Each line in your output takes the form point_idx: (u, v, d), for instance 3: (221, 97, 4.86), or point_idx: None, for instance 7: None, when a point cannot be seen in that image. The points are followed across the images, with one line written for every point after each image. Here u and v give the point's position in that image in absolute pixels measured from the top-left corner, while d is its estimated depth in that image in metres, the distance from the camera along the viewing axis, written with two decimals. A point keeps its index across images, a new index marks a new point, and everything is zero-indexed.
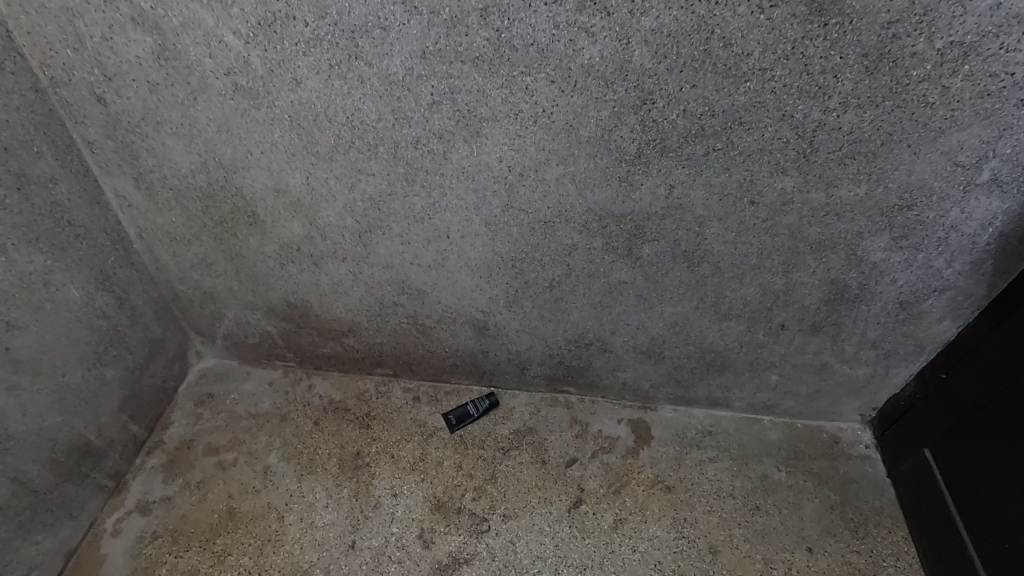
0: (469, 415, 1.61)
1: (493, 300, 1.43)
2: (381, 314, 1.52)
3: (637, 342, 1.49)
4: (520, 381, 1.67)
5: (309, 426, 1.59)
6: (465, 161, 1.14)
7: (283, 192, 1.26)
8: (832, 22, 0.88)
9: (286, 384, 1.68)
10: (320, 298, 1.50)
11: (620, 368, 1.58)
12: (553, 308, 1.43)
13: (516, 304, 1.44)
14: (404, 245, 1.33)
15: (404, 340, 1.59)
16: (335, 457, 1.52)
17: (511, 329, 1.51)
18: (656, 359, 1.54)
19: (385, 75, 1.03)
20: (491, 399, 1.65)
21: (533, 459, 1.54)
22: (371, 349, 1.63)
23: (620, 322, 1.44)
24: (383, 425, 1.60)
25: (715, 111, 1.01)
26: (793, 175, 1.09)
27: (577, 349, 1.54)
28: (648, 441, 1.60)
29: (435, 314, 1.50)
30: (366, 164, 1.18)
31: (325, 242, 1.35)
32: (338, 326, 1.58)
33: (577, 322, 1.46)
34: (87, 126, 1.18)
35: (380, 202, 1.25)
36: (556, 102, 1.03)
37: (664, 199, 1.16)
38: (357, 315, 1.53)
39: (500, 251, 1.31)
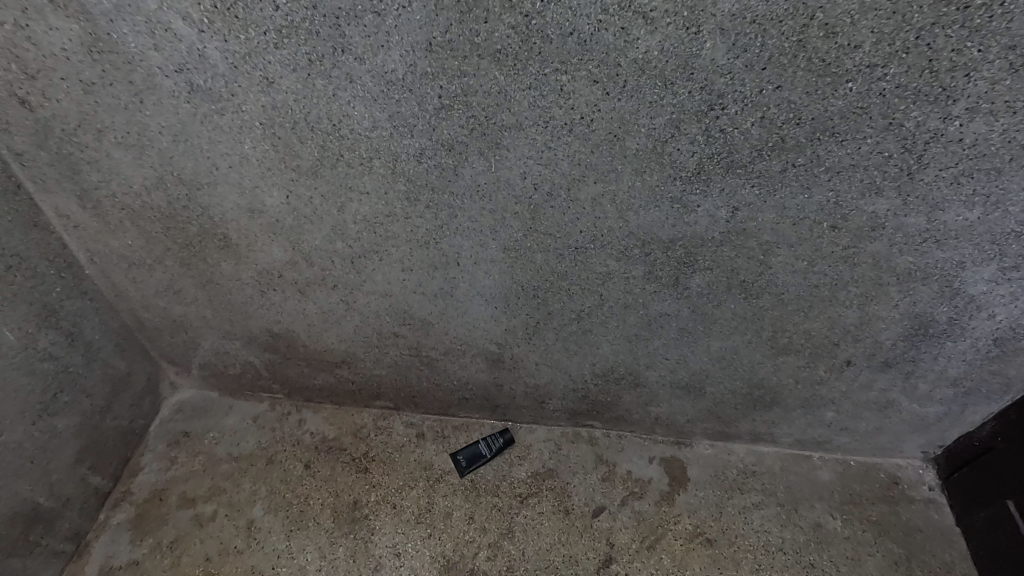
0: (482, 455, 1.43)
1: (510, 333, 1.23)
2: (380, 346, 1.32)
3: (674, 378, 1.30)
4: (538, 415, 1.47)
5: (299, 471, 1.39)
6: (480, 178, 0.93)
7: (259, 213, 1.04)
8: (977, 4, 0.66)
9: (272, 420, 1.49)
10: (308, 327, 1.29)
11: (652, 403, 1.39)
12: (579, 342, 1.23)
13: (536, 338, 1.23)
14: (406, 272, 1.12)
15: (406, 372, 1.39)
16: (329, 509, 1.33)
17: (529, 363, 1.31)
18: (694, 394, 1.34)
19: (380, 72, 0.81)
20: (506, 436, 1.46)
21: (554, 508, 1.35)
22: (367, 381, 1.44)
23: (657, 356, 1.24)
24: (383, 469, 1.41)
25: (802, 118, 0.79)
26: (890, 196, 0.87)
27: (605, 384, 1.35)
28: (683, 485, 1.41)
29: (442, 346, 1.29)
30: (359, 180, 0.96)
31: (312, 268, 1.14)
32: (330, 357, 1.37)
33: (607, 357, 1.26)
34: (12, 134, 0.95)
35: (376, 224, 1.03)
36: (598, 107, 0.81)
37: (724, 223, 0.95)
38: (351, 346, 1.33)
39: (519, 280, 1.10)
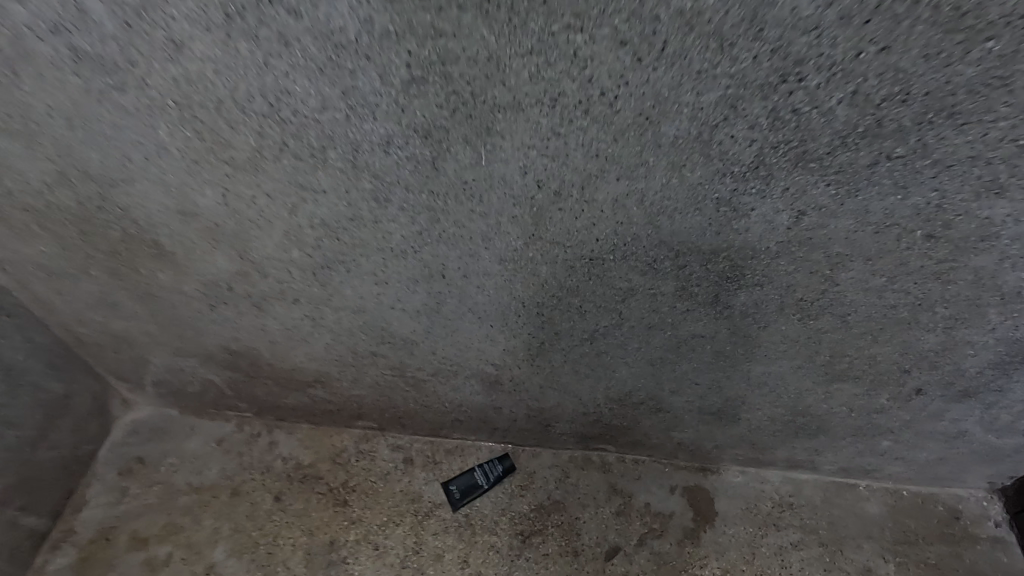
0: (478, 487, 1.25)
1: (509, 353, 1.03)
2: (356, 366, 1.12)
3: (703, 405, 1.10)
4: (543, 438, 1.28)
5: (268, 505, 1.22)
6: (468, 174, 0.71)
7: (192, 215, 0.83)
8: None
9: (240, 443, 1.30)
10: (271, 345, 1.09)
11: (676, 429, 1.19)
12: (592, 365, 1.03)
13: (540, 360, 1.03)
14: (380, 286, 0.92)
15: (390, 393, 1.20)
16: (302, 551, 1.16)
17: (532, 386, 1.11)
18: (726, 421, 1.15)
19: (324, 32, 0.58)
20: (506, 464, 1.28)
21: (561, 550, 1.17)
22: (346, 402, 1.25)
23: (685, 381, 1.04)
24: (365, 502, 1.23)
25: (911, 93, 0.57)
26: (1015, 199, 0.65)
27: (621, 408, 1.15)
28: (710, 520, 1.23)
29: (429, 366, 1.10)
30: (312, 176, 0.75)
31: (267, 279, 0.93)
32: (301, 376, 1.18)
33: (624, 381, 1.06)
34: None
35: (339, 230, 0.82)
36: (625, 79, 0.59)
37: (784, 231, 0.73)
38: (323, 365, 1.13)
39: (519, 296, 0.89)
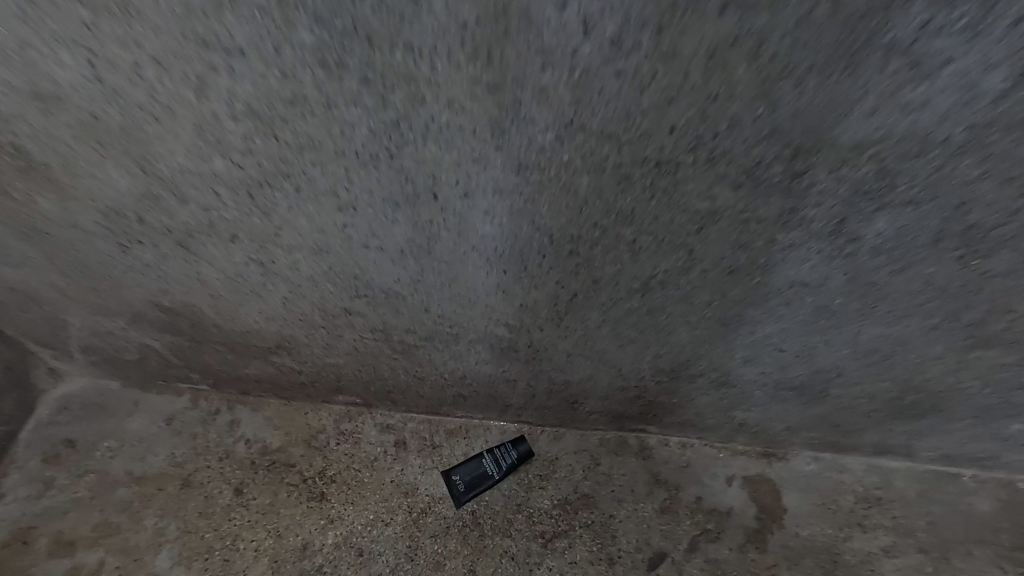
0: (488, 477, 1.00)
1: (529, 309, 0.76)
2: (329, 328, 0.86)
3: (782, 377, 0.84)
4: (568, 417, 1.03)
5: (227, 500, 0.98)
6: (467, 11, 0.42)
7: (55, 104, 0.55)
8: None
9: (195, 423, 1.06)
10: (214, 301, 0.83)
11: (739, 407, 0.93)
12: (641, 323, 0.76)
13: (571, 318, 0.77)
14: (349, 214, 0.64)
15: (375, 362, 0.94)
16: (268, 558, 0.93)
17: (557, 353, 0.85)
18: (808, 399, 0.89)
19: None
20: (522, 448, 1.03)
21: (592, 557, 0.93)
22: (321, 373, 0.99)
23: (765, 346, 0.77)
24: (347, 496, 0.99)
25: None
26: None
27: (672, 381, 0.89)
28: (778, 519, 0.98)
29: (423, 328, 0.84)
30: (215, 29, 0.46)
31: (187, 207, 0.66)
32: (261, 342, 0.92)
33: (682, 346, 0.80)
34: None
35: (274, 120, 0.54)
36: None
37: (998, 107, 0.44)
38: (286, 328, 0.88)
39: (545, 225, 0.62)
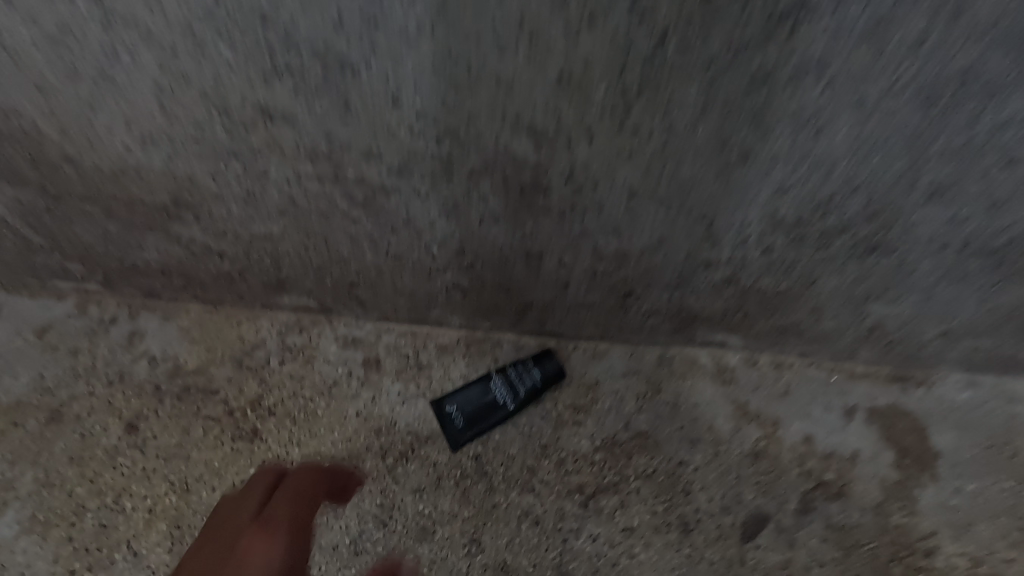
0: (496, 409, 0.68)
1: (564, 83, 0.43)
2: (241, 157, 0.53)
3: (983, 224, 0.50)
4: (613, 321, 0.71)
5: (113, 441, 0.67)
6: None
7: None
8: None
9: (78, 335, 0.74)
10: (47, 104, 0.50)
11: (885, 293, 0.60)
12: (769, 105, 0.42)
13: (638, 100, 0.43)
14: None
15: (324, 228, 0.62)
16: (168, 524, 0.62)
17: (610, 190, 0.52)
18: (1012, 267, 0.54)
19: None
20: (548, 370, 0.69)
21: (657, 522, 0.62)
22: (248, 251, 0.67)
23: (987, 149, 0.43)
24: (292, 435, 0.68)
25: None
26: None
27: (790, 244, 0.55)
28: (929, 469, 0.66)
29: (390, 147, 0.51)
30: None
31: None
32: (148, 195, 0.60)
33: (832, 152, 0.46)
34: None
35: None
36: None
37: None
38: (178, 162, 0.55)
39: None
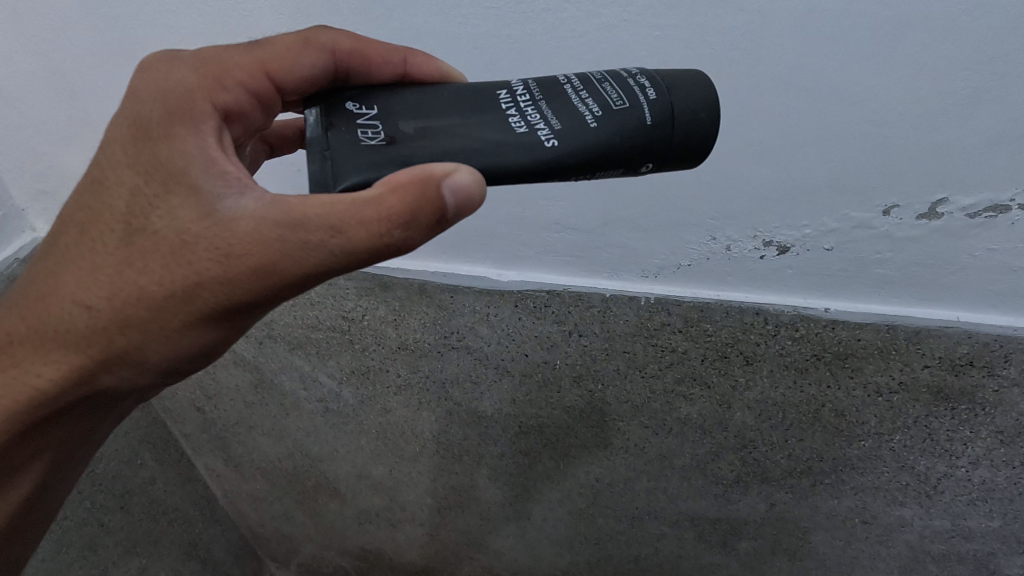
0: (520, 134, 0.39)
1: (600, 408, 0.87)
2: (443, 371, 0.92)
3: (866, 533, 0.84)
4: (494, 498, 1.06)
5: (109, 470, 1.07)
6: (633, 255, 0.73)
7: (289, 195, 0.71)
8: (931, 451, 0.73)
9: (26, 148, 0.86)
10: (276, 429, 1.12)
11: (674, 547, 1.00)
12: (662, 383, 0.81)
13: (766, 449, 0.81)
14: (580, 325, 0.80)
15: (401, 459, 1.06)
16: (85, 541, 1.04)
17: (537, 471, 0.99)
18: (948, 567, 0.84)
19: (552, 246, 0.76)
20: (686, 111, 0.40)
21: None
22: (346, 421, 1.05)
23: (682, 458, 0.87)
24: (294, 507, 1.26)
25: (891, 398, 0.71)
26: (915, 507, 0.79)
27: (606, 515, 1.00)
28: None
29: (497, 438, 0.97)
30: (523, 251, 0.78)
31: (287, 323, 0.96)
32: (286, 470, 1.19)
33: (672, 456, 0.87)
34: (16, 48, 0.75)
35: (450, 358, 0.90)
36: (702, 257, 0.70)
37: (879, 426, 0.74)
38: (288, 427, 1.11)
39: (504, 450, 0.98)
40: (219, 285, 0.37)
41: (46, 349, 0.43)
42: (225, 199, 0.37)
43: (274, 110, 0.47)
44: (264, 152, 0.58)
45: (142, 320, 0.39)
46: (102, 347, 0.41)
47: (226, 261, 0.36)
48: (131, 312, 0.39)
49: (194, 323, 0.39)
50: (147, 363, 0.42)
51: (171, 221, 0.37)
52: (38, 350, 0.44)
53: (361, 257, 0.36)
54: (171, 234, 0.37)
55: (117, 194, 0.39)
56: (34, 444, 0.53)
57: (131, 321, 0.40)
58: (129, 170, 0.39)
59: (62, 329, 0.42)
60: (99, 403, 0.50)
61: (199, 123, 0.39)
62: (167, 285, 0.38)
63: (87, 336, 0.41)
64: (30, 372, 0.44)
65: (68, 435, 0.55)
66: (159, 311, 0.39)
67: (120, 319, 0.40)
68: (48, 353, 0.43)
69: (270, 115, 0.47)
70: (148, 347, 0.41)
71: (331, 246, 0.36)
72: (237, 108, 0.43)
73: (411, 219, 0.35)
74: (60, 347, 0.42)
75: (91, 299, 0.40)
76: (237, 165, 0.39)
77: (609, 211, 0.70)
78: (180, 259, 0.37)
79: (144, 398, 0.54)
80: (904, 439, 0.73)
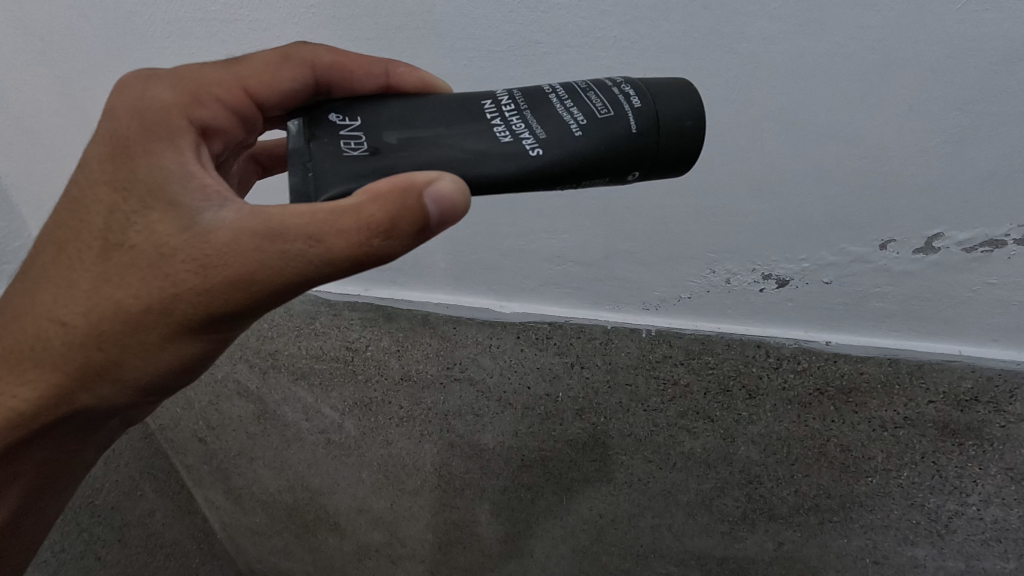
0: (507, 144, 0.38)
1: (602, 441, 0.85)
2: (445, 403, 0.90)
3: None
4: (493, 534, 1.03)
5: (111, 501, 1.04)
6: (635, 288, 0.73)
7: None
8: (940, 488, 0.70)
9: (40, 179, 0.87)
10: (275, 462, 1.09)
11: None
12: (662, 416, 0.79)
13: (772, 484, 0.79)
14: (581, 356, 0.79)
15: (401, 493, 1.04)
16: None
17: (537, 506, 0.96)
18: None
19: (552, 278, 0.76)
20: (672, 119, 0.40)
21: None
22: (347, 453, 1.02)
23: (685, 495, 0.84)
24: (294, 542, 1.22)
25: (897, 432, 0.69)
26: (927, 548, 0.75)
27: (609, 553, 0.96)
28: None
29: (498, 472, 0.94)
30: (523, 283, 0.78)
31: (291, 353, 0.95)
32: (283, 504, 1.16)
33: (674, 492, 0.85)
34: (34, 83, 0.77)
35: (449, 391, 0.89)
36: (704, 289, 0.70)
37: (887, 460, 0.71)
38: (286, 460, 1.08)
39: (503, 484, 0.95)
40: (198, 296, 0.37)
41: (24, 369, 0.42)
42: (205, 211, 0.36)
43: (255, 125, 0.47)
44: (255, 172, 0.59)
45: (120, 335, 0.39)
46: (79, 364, 0.41)
47: (205, 272, 0.36)
48: (108, 325, 0.38)
49: (173, 337, 0.39)
50: (126, 381, 0.42)
51: (149, 234, 0.37)
52: (17, 370, 0.43)
53: (342, 265, 0.35)
54: (149, 247, 0.37)
55: (96, 209, 0.39)
56: (12, 468, 0.51)
57: (108, 335, 0.39)
58: (108, 187, 0.39)
59: (41, 347, 0.41)
60: (80, 424, 0.49)
61: (176, 139, 0.39)
62: (144, 298, 0.37)
63: (65, 353, 0.40)
64: (6, 394, 0.43)
65: (51, 458, 0.53)
66: (137, 326, 0.38)
67: (98, 333, 0.39)
68: (24, 374, 0.42)
69: (253, 130, 0.47)
70: (127, 362, 0.40)
71: (311, 256, 0.35)
72: (216, 124, 0.43)
73: (391, 227, 0.34)
74: (38, 365, 0.42)
75: (68, 315, 0.39)
76: (216, 178, 0.38)
77: (608, 245, 0.70)
78: (158, 272, 0.37)
79: (130, 418, 0.52)
80: (912, 475, 0.71)
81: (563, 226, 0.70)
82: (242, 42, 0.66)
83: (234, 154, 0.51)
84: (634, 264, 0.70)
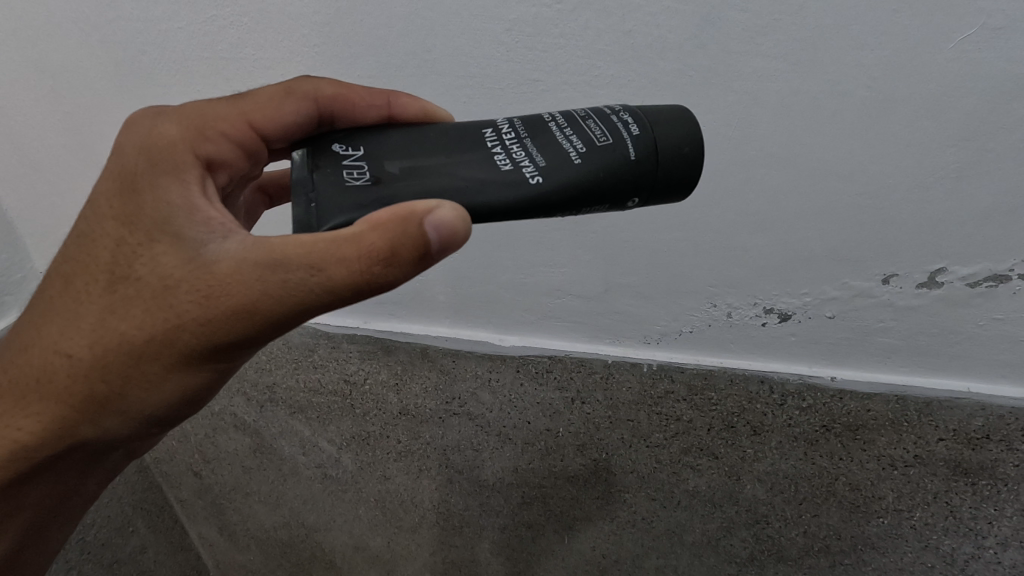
0: (506, 173, 0.39)
1: (604, 477, 0.83)
2: (444, 437, 0.89)
3: None
4: None
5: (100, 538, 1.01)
6: (636, 322, 0.73)
7: None
8: (955, 529, 0.68)
9: (46, 210, 0.88)
10: (270, 498, 1.07)
11: None
12: (665, 453, 0.78)
13: (780, 524, 0.76)
14: (583, 392, 0.78)
15: (399, 531, 1.01)
16: None
17: (538, 545, 0.93)
18: None
19: (552, 311, 0.76)
20: (670, 146, 0.40)
21: None
22: (344, 489, 1.00)
23: (690, 534, 0.82)
24: None
25: (907, 471, 0.67)
26: None
27: None
28: None
29: (499, 510, 0.92)
30: (523, 317, 0.78)
31: (289, 386, 0.94)
32: (278, 542, 1.13)
33: (679, 531, 0.82)
34: (45, 117, 0.79)
35: (448, 425, 0.87)
36: (705, 324, 0.69)
37: (897, 501, 0.69)
38: (281, 496, 1.06)
39: (503, 522, 0.93)
40: (202, 326, 0.37)
41: (27, 402, 0.42)
42: (209, 243, 0.37)
43: (260, 158, 0.48)
44: (262, 202, 0.60)
45: (125, 367, 0.39)
46: (83, 396, 0.40)
47: (209, 302, 0.36)
48: (112, 357, 0.38)
49: (176, 367, 0.39)
50: (130, 412, 0.41)
51: (154, 266, 0.37)
52: (20, 403, 0.42)
53: (342, 294, 0.35)
54: (154, 278, 0.37)
55: (103, 243, 0.39)
56: (6, 503, 0.50)
57: (112, 366, 0.39)
58: (115, 221, 0.39)
59: (45, 380, 0.41)
60: (79, 458, 0.48)
61: (183, 173, 0.40)
62: (148, 329, 0.37)
63: (70, 386, 0.40)
64: (8, 427, 0.43)
65: (49, 494, 0.52)
66: (142, 357, 0.38)
67: (102, 365, 0.39)
68: (27, 407, 0.42)
69: (258, 162, 0.48)
70: (131, 393, 0.40)
71: (311, 285, 0.35)
72: (223, 158, 0.44)
73: (392, 255, 0.35)
74: (41, 398, 0.41)
75: (73, 347, 0.39)
76: (221, 211, 0.39)
77: (607, 279, 0.70)
78: (162, 303, 0.37)
79: (130, 451, 0.52)
80: (924, 515, 0.69)
81: (564, 260, 0.71)
82: (249, 78, 0.68)
83: (240, 186, 0.52)
84: (635, 298, 0.70)
